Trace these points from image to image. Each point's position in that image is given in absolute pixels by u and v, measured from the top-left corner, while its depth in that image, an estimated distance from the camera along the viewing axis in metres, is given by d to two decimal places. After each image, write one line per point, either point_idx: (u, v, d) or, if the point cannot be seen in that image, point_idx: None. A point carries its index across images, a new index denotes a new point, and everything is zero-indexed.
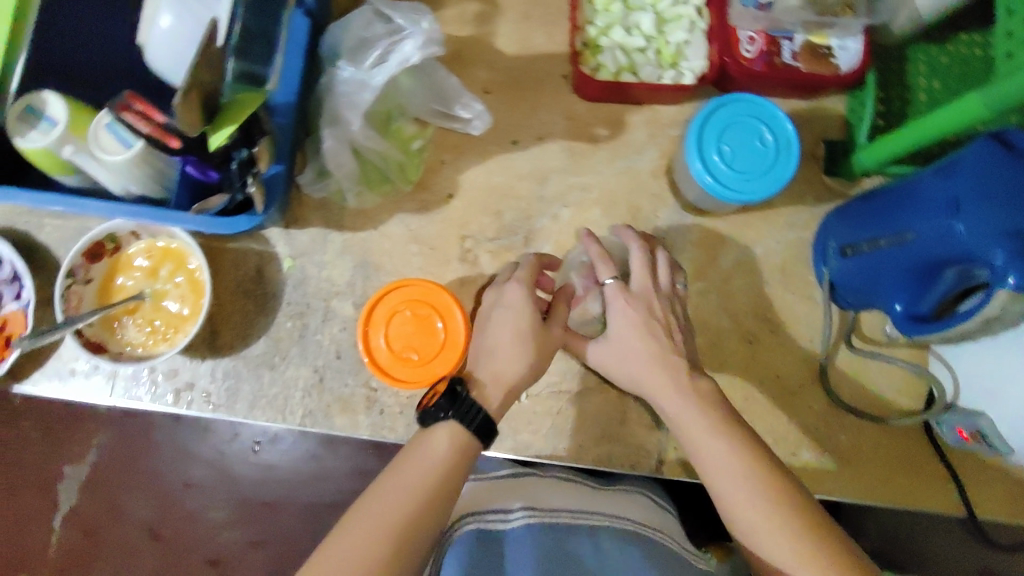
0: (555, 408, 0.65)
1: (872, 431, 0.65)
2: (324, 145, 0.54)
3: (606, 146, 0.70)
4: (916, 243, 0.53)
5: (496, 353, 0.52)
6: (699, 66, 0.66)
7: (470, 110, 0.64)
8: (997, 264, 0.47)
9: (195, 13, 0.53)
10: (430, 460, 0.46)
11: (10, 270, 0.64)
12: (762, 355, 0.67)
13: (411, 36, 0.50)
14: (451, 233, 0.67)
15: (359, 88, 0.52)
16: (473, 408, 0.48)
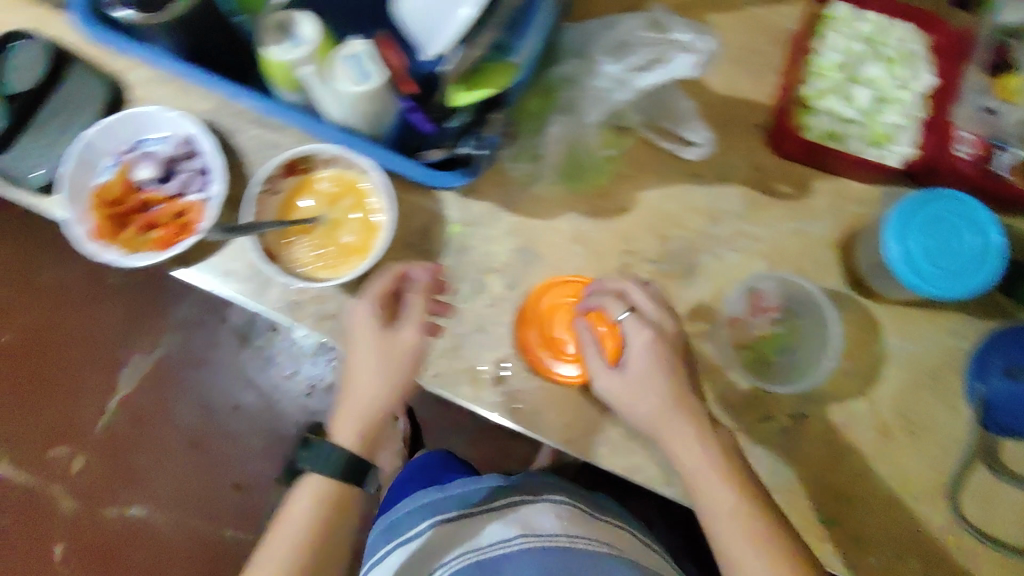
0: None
1: (987, 562, 0.63)
2: (553, 128, 0.68)
3: (786, 203, 0.69)
4: None
5: (354, 399, 0.64)
6: (907, 153, 0.65)
7: (698, 135, 0.69)
8: None
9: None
10: (300, 523, 0.63)
11: (203, 164, 0.68)
12: (892, 451, 0.65)
13: (679, 50, 0.64)
14: (616, 245, 0.68)
15: (614, 87, 0.66)
16: (326, 452, 0.63)
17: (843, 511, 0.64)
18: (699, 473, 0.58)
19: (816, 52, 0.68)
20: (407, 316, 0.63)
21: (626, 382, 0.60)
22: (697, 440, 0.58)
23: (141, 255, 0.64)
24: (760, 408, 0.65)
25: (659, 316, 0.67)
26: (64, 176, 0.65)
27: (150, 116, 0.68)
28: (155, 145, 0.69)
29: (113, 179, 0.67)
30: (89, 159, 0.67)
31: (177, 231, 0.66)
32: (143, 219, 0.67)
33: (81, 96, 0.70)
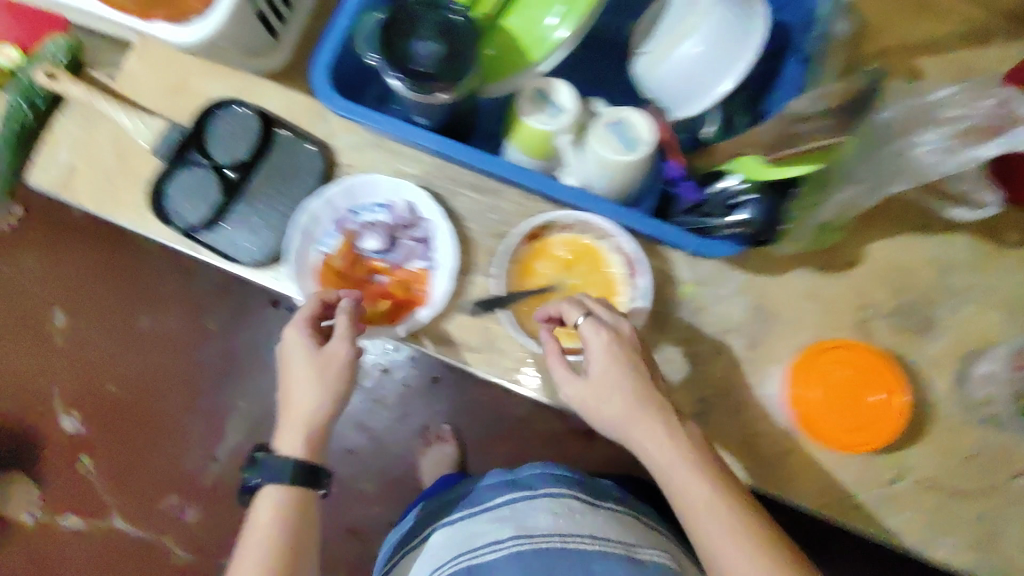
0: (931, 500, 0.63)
1: None
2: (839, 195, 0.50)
3: (1019, 251, 0.67)
4: None
5: (292, 401, 0.57)
6: None
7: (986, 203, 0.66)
8: None
9: (725, 50, 0.54)
10: (268, 526, 0.54)
11: (428, 232, 0.66)
12: None
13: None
14: (851, 301, 0.66)
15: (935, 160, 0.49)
16: (285, 464, 0.55)
17: None
18: (662, 466, 0.52)
19: None
20: (307, 324, 0.59)
21: (596, 382, 0.54)
22: (671, 440, 0.53)
23: (378, 329, 0.63)
24: (1014, 463, 0.64)
25: (905, 372, 0.65)
26: (291, 248, 0.64)
27: (370, 183, 0.66)
28: (374, 211, 0.67)
29: (335, 248, 0.66)
30: (312, 229, 0.65)
31: (407, 301, 0.64)
32: (369, 289, 0.66)
33: (293, 165, 0.68)
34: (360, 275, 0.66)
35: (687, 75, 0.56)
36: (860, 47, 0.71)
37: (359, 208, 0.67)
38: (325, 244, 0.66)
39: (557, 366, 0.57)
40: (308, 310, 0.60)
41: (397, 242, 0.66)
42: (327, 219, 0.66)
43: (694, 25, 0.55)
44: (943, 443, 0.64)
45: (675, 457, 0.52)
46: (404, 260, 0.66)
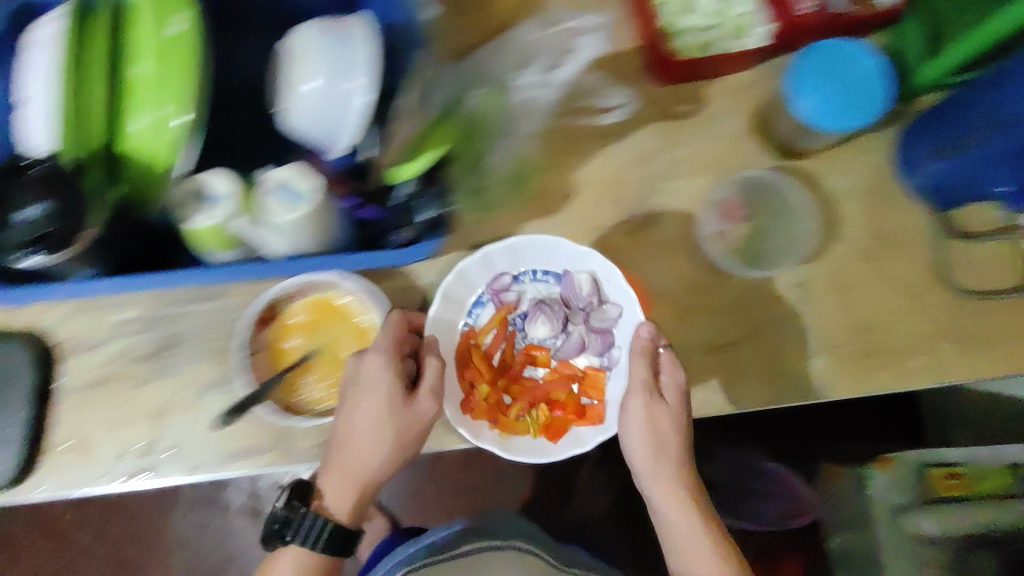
0: (721, 361, 0.69)
1: (1003, 309, 0.71)
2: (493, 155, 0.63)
3: (693, 120, 0.74)
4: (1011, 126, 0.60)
5: (348, 442, 0.61)
6: (768, 29, 0.71)
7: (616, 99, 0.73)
8: None
9: (344, 92, 0.58)
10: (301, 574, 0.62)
11: (614, 315, 0.69)
12: (881, 271, 0.72)
13: None
14: (577, 228, 0.72)
15: None
16: (320, 524, 0.60)
17: (876, 336, 0.70)
18: (664, 495, 0.66)
19: None
20: (392, 367, 0.61)
21: (664, 416, 0.64)
22: (675, 486, 0.66)
23: (524, 444, 0.67)
24: (769, 294, 0.70)
25: (646, 267, 0.71)
26: (442, 320, 0.69)
27: (541, 250, 0.69)
28: (544, 281, 0.71)
29: (484, 325, 0.71)
30: (465, 297, 0.70)
31: (560, 410, 0.69)
32: (529, 389, 0.70)
33: (4, 370, 0.63)
34: (513, 368, 0.71)
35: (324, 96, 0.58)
36: None
37: (524, 276, 0.71)
38: (473, 317, 0.71)
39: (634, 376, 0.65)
40: (390, 338, 0.62)
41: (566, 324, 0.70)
42: (484, 285, 0.71)
43: (311, 72, 0.59)
44: (707, 309, 0.70)
45: (668, 490, 0.65)
46: (574, 352, 0.70)
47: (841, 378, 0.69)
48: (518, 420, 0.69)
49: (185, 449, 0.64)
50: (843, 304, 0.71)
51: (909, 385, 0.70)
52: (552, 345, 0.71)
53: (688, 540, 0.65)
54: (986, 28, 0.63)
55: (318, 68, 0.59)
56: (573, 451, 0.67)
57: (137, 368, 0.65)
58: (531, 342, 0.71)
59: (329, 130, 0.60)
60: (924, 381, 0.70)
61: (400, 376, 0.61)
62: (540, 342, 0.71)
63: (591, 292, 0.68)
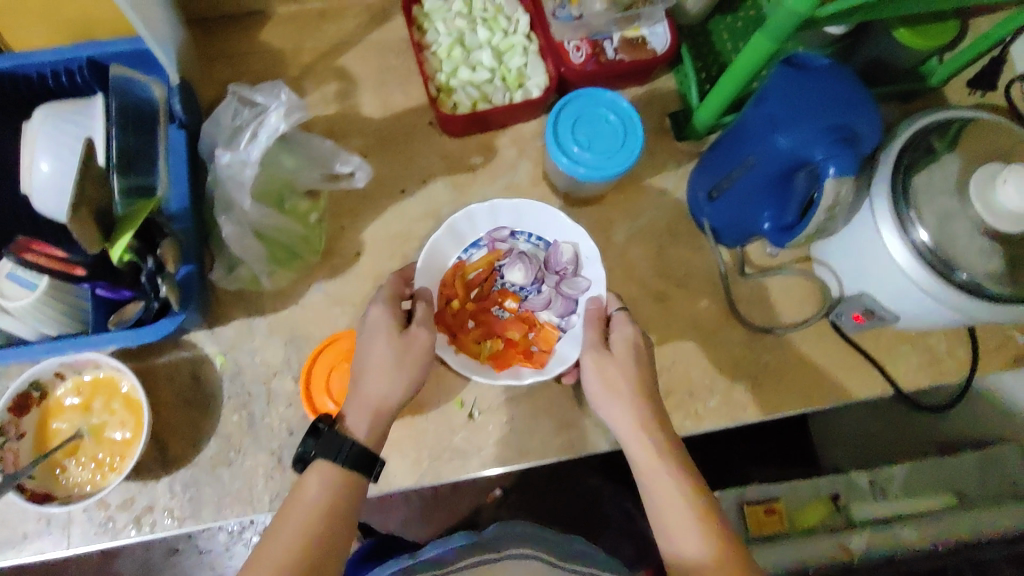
0: (514, 414, 0.68)
1: (797, 343, 0.71)
2: (226, 232, 0.61)
3: (484, 171, 0.76)
4: (759, 163, 0.62)
5: (368, 365, 0.57)
6: (541, 81, 0.74)
7: (349, 163, 0.67)
8: (819, 158, 0.56)
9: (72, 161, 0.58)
10: (303, 502, 0.51)
11: (580, 287, 0.67)
12: (674, 308, 0.72)
13: (274, 108, 0.58)
14: (367, 286, 0.71)
15: (242, 167, 0.59)
16: (344, 441, 0.53)
17: (672, 377, 0.70)
18: (636, 443, 0.55)
19: (431, 44, 0.76)
20: (391, 312, 0.59)
21: (608, 361, 0.59)
22: (641, 426, 0.56)
23: (473, 368, 0.64)
24: None
25: None
26: (437, 243, 0.67)
27: (549, 218, 0.69)
28: (535, 243, 0.69)
29: (476, 263, 0.68)
30: (465, 233, 0.68)
31: (511, 349, 0.66)
32: (490, 322, 0.67)
33: None
34: (485, 303, 0.67)
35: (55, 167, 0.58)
36: (285, 73, 0.78)
37: (520, 234, 0.69)
38: (467, 252, 0.68)
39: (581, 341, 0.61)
40: (394, 287, 0.62)
41: (555, 278, 0.68)
42: (484, 230, 0.69)
43: (39, 150, 0.59)
44: None
45: (642, 434, 0.55)
46: (539, 305, 0.67)
47: None
48: (470, 344, 0.66)
49: None
50: None
51: (710, 424, 0.69)
52: (522, 294, 0.68)
53: (671, 510, 0.52)
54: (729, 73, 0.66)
55: (46, 147, 0.58)
56: (507, 382, 0.63)
57: None
58: (506, 286, 0.68)
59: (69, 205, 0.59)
60: (724, 420, 0.69)
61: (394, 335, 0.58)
62: (515, 291, 0.68)
63: (570, 261, 0.67)
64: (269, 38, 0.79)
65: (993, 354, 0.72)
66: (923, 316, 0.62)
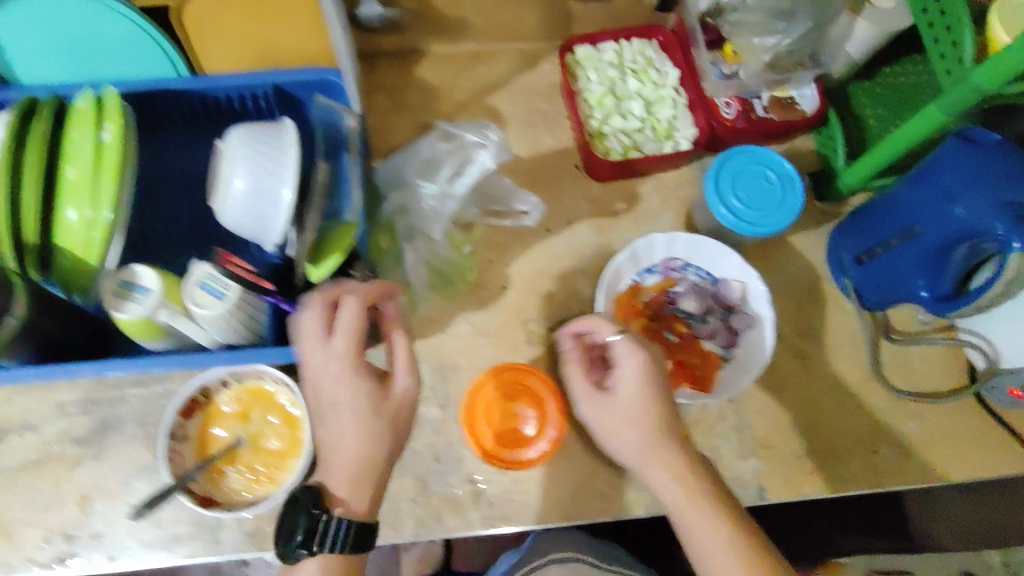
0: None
1: (941, 415, 0.71)
2: (410, 255, 0.70)
3: (627, 217, 0.77)
4: (926, 232, 0.62)
5: (336, 448, 0.55)
6: (690, 134, 0.76)
7: (527, 202, 0.75)
8: (1000, 232, 0.55)
9: (266, 184, 0.60)
10: (325, 568, 0.53)
11: (752, 326, 0.63)
12: (815, 367, 0.72)
13: (487, 148, 0.71)
14: (512, 320, 0.72)
15: (444, 201, 0.70)
16: (345, 529, 0.52)
17: (810, 438, 0.70)
18: (641, 462, 0.56)
19: (582, 91, 0.78)
20: (348, 368, 0.55)
21: (609, 408, 0.57)
22: (674, 476, 0.54)
23: None
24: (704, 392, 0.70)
25: None
26: (616, 263, 0.64)
27: (720, 253, 0.65)
28: (704, 277, 0.66)
29: (653, 286, 0.65)
30: (641, 257, 0.65)
31: (682, 378, 0.63)
32: (661, 344, 0.64)
33: None
34: (656, 326, 0.65)
35: (254, 189, 0.60)
36: (439, 109, 0.82)
37: (693, 267, 0.66)
38: (642, 276, 0.65)
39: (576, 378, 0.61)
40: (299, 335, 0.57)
41: (721, 313, 0.64)
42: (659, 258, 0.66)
43: (232, 166, 0.61)
44: None
45: (664, 481, 0.55)
46: (709, 335, 0.64)
47: (775, 481, 0.68)
48: None
49: (106, 537, 0.63)
50: (775, 403, 0.71)
51: (848, 489, 0.69)
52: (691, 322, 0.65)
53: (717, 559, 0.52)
54: (889, 141, 0.66)
55: (240, 165, 0.60)
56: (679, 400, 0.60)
57: (69, 452, 0.65)
58: (678, 312, 0.65)
59: (255, 225, 0.61)
60: (864, 485, 0.69)
61: (585, 373, 0.61)
62: (685, 318, 0.65)
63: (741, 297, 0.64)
64: (424, 74, 0.83)
65: None
66: None
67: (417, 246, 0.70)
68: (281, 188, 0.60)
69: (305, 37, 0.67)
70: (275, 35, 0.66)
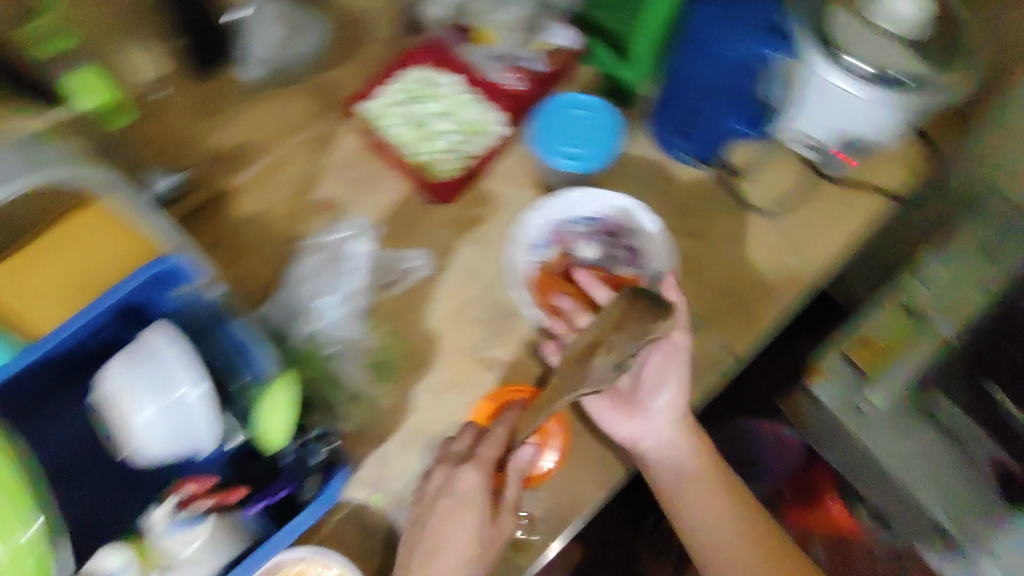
0: (646, 385, 0.74)
1: (813, 208, 0.83)
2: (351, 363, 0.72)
3: (493, 215, 0.81)
4: (721, 82, 0.75)
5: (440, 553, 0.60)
6: (499, 118, 0.83)
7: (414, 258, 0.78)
8: (770, 52, 0.70)
9: (171, 398, 0.56)
10: None
11: (645, 235, 0.70)
12: (704, 234, 0.82)
13: (356, 237, 0.76)
14: (461, 360, 0.74)
15: (355, 296, 0.74)
16: None
17: (737, 287, 0.79)
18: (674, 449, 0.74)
19: (391, 138, 0.82)
20: (489, 477, 0.63)
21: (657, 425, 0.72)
22: (750, 534, 0.73)
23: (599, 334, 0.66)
24: None
25: (537, 354, 0.74)
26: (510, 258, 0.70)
27: (583, 196, 0.71)
28: (583, 223, 0.71)
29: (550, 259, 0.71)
30: (526, 238, 0.70)
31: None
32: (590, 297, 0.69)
33: None
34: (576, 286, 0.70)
35: (166, 409, 0.56)
36: (274, 228, 0.79)
37: (572, 221, 0.71)
38: (537, 254, 0.71)
39: (604, 406, 0.72)
40: (488, 454, 0.63)
41: (625, 245, 0.71)
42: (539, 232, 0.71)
43: (130, 404, 0.56)
44: None
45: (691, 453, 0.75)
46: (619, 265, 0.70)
47: (737, 338, 0.77)
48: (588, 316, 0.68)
49: None
50: (697, 281, 0.79)
51: (788, 305, 0.79)
52: (600, 266, 0.71)
53: (733, 534, 0.73)
54: (643, 39, 0.77)
55: (140, 399, 0.56)
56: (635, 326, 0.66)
57: None
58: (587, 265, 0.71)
59: (186, 439, 0.57)
60: (794, 294, 0.79)
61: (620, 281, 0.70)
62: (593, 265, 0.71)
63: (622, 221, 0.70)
64: (241, 205, 0.80)
65: (945, 137, 0.87)
66: (889, 130, 0.73)
67: (352, 352, 0.72)
68: (191, 387, 0.56)
69: (126, 242, 0.65)
70: (97, 254, 0.64)
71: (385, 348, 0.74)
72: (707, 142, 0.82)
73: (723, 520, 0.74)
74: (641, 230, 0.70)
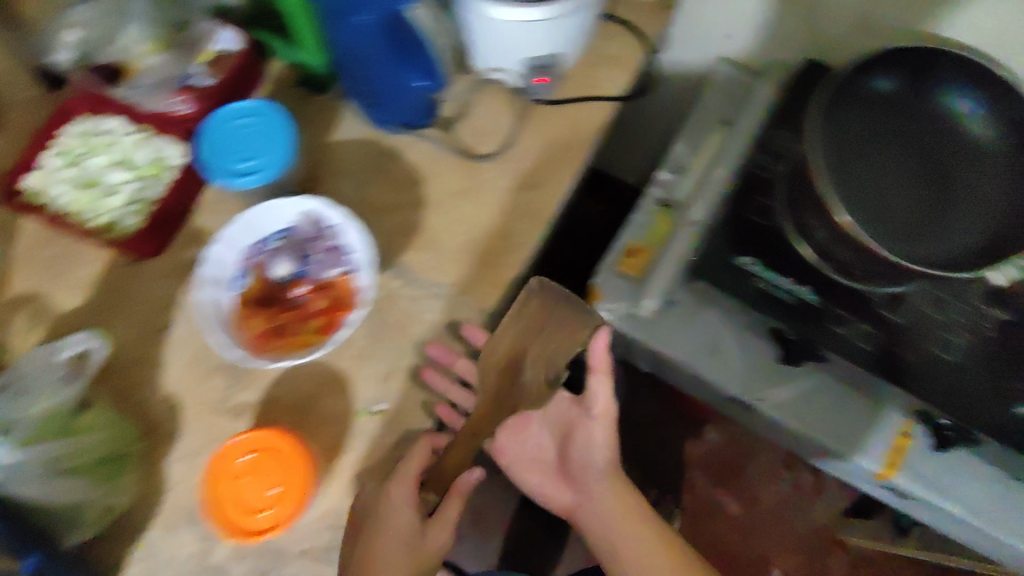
0: (577, 446, 0.86)
1: (535, 138, 0.81)
2: None
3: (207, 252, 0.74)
4: (377, 48, 0.68)
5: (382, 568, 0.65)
6: (176, 150, 0.75)
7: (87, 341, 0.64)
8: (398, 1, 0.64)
9: None
10: None
11: (343, 236, 0.65)
12: (434, 200, 0.78)
13: None
14: (207, 417, 0.69)
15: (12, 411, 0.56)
16: None
17: (477, 244, 0.76)
18: (616, 515, 0.83)
19: (65, 208, 0.73)
20: (409, 506, 0.66)
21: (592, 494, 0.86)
22: (644, 544, 0.81)
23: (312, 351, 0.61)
24: (386, 299, 0.74)
25: (286, 383, 0.70)
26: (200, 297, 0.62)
27: (268, 211, 0.65)
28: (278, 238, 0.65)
29: (251, 285, 0.64)
30: (218, 272, 0.63)
31: (335, 315, 0.63)
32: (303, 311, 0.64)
33: None
34: (283, 300, 0.64)
35: None
36: None
37: (265, 237, 0.65)
38: (234, 283, 0.64)
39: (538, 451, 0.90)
40: (405, 485, 0.65)
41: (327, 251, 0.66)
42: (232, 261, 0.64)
43: None
44: (357, 359, 0.71)
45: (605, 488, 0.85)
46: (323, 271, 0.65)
47: (486, 295, 0.74)
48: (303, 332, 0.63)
49: None
50: (436, 251, 0.76)
51: (533, 245, 0.76)
52: (303, 276, 0.65)
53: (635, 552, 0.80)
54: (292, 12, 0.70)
55: None
56: (347, 331, 0.61)
57: None
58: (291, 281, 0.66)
59: None
60: (536, 232, 0.77)
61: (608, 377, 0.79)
62: (295, 278, 0.65)
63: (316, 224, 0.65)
64: None
65: (646, 28, 0.87)
66: (564, 33, 0.72)
67: None
68: None
69: None
70: None
71: (103, 439, 0.61)
72: (409, 108, 0.76)
73: (623, 535, 0.82)
74: (338, 224, 0.65)
